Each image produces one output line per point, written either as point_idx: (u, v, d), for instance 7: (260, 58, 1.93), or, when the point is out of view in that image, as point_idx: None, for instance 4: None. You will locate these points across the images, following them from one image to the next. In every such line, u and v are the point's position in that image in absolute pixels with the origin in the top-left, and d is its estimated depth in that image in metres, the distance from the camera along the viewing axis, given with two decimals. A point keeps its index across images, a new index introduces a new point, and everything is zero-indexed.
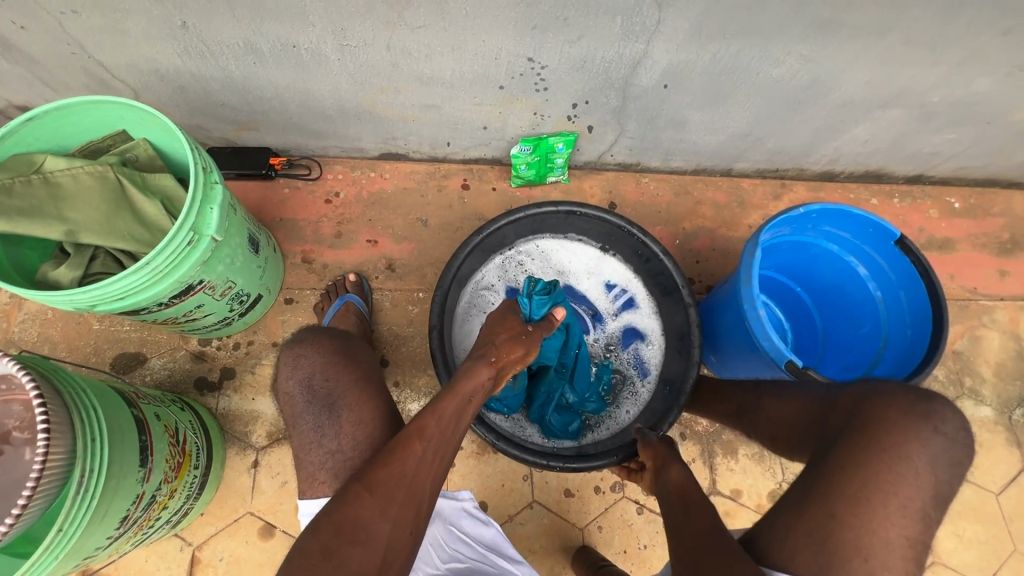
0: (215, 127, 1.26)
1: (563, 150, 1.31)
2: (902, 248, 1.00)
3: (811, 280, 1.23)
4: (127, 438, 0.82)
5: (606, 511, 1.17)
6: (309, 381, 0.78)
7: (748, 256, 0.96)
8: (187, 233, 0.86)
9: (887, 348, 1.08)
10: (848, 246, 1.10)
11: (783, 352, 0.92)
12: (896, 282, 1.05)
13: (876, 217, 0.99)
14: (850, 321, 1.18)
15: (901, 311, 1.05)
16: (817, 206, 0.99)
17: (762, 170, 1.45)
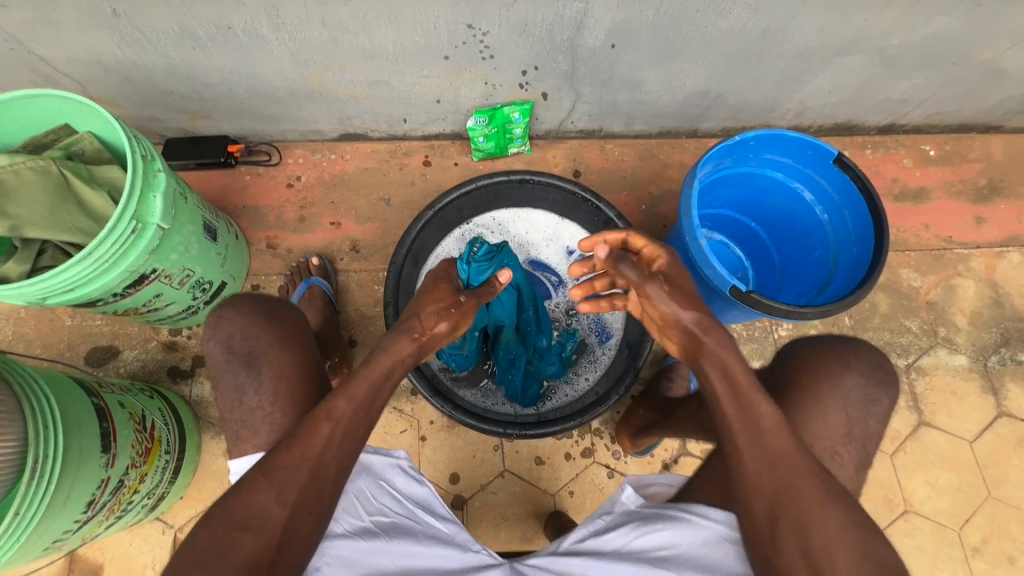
0: (170, 118, 1.26)
1: (520, 120, 1.30)
2: (841, 166, 1.01)
3: (763, 213, 1.21)
4: (86, 425, 0.84)
5: (577, 476, 1.19)
6: (228, 341, 0.79)
7: (687, 188, 0.97)
8: (130, 221, 0.87)
9: (836, 269, 1.07)
10: (791, 173, 1.09)
11: (726, 280, 0.93)
12: (839, 202, 1.05)
13: (811, 137, 1.00)
14: (802, 247, 1.16)
15: (847, 230, 1.05)
16: (752, 132, 1.00)
17: (728, 128, 1.43)
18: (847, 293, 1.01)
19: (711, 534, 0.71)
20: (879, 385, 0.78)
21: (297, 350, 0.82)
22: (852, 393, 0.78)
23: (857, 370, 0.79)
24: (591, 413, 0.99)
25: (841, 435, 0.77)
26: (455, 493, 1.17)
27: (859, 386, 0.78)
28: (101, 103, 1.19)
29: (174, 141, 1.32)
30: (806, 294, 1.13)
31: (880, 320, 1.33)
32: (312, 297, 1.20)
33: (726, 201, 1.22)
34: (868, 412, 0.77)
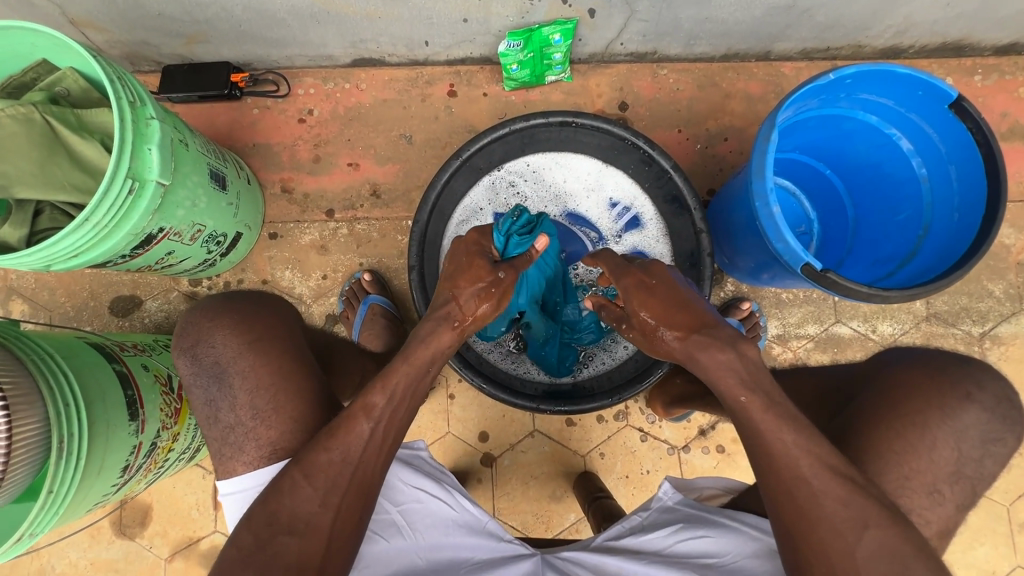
0: (164, 42, 1.12)
1: (560, 43, 1.11)
2: (957, 112, 0.83)
3: (843, 161, 1.04)
4: (110, 396, 0.82)
5: (608, 439, 1.16)
6: (194, 352, 0.75)
7: (764, 141, 0.82)
8: (125, 181, 0.77)
9: (928, 235, 0.92)
10: (889, 117, 0.91)
11: (800, 255, 0.80)
12: (945, 156, 0.88)
13: (925, 74, 0.81)
14: (886, 205, 1.00)
15: (949, 190, 0.89)
16: (852, 69, 0.82)
17: (808, 50, 1.20)
18: (938, 269, 0.88)
19: (763, 545, 0.67)
20: (1002, 422, 0.69)
21: (274, 348, 0.76)
22: (969, 430, 0.68)
23: (980, 403, 0.69)
24: (629, 391, 0.93)
25: (947, 473, 0.68)
26: (484, 451, 1.16)
27: (979, 424, 0.68)
28: (86, 27, 1.06)
29: (172, 69, 1.18)
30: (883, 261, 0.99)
31: (959, 283, 1.19)
32: (374, 317, 1.12)
33: (801, 146, 1.05)
34: (986, 452, 0.68)
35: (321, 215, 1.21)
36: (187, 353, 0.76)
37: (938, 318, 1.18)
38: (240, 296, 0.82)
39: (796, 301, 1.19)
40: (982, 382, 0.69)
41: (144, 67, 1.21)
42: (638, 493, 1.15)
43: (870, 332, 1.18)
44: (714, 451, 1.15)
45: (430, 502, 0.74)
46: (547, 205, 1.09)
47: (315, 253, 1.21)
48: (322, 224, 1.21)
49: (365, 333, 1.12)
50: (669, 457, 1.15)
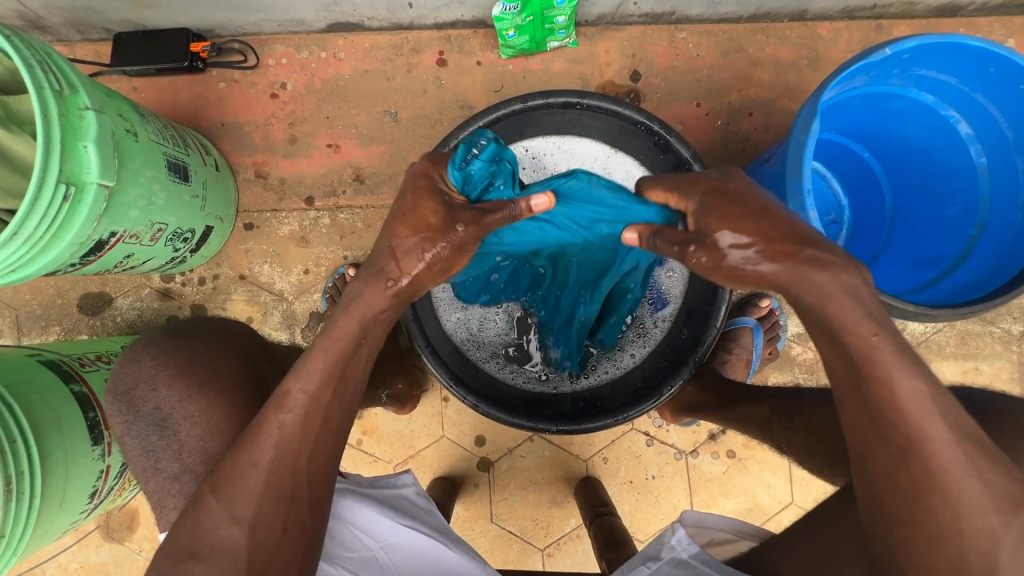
0: (110, 7, 0.98)
1: (564, 4, 0.96)
2: None
3: (886, 145, 0.92)
4: (67, 423, 0.75)
5: (612, 443, 1.10)
6: (133, 396, 0.76)
7: (804, 132, 0.70)
8: (59, 186, 0.67)
9: (983, 235, 0.81)
10: (948, 96, 0.79)
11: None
12: (1013, 145, 0.77)
13: (1006, 47, 0.68)
14: (933, 196, 0.88)
15: (1013, 185, 0.78)
16: (914, 42, 0.68)
17: (850, 8, 1.04)
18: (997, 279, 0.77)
19: None
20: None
21: (221, 388, 0.76)
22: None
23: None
24: (636, 409, 0.83)
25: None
26: (480, 455, 1.10)
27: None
28: None
29: (124, 38, 1.05)
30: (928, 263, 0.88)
31: None
32: None
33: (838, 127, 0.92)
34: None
35: (300, 203, 1.10)
36: (124, 397, 0.76)
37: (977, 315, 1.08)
38: (191, 331, 0.84)
39: None
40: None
41: (94, 35, 1.07)
42: (642, 499, 1.09)
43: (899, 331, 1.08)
44: (723, 456, 1.09)
45: (417, 538, 0.74)
46: None
47: (295, 245, 1.11)
48: (301, 213, 1.11)
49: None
50: (676, 462, 1.09)
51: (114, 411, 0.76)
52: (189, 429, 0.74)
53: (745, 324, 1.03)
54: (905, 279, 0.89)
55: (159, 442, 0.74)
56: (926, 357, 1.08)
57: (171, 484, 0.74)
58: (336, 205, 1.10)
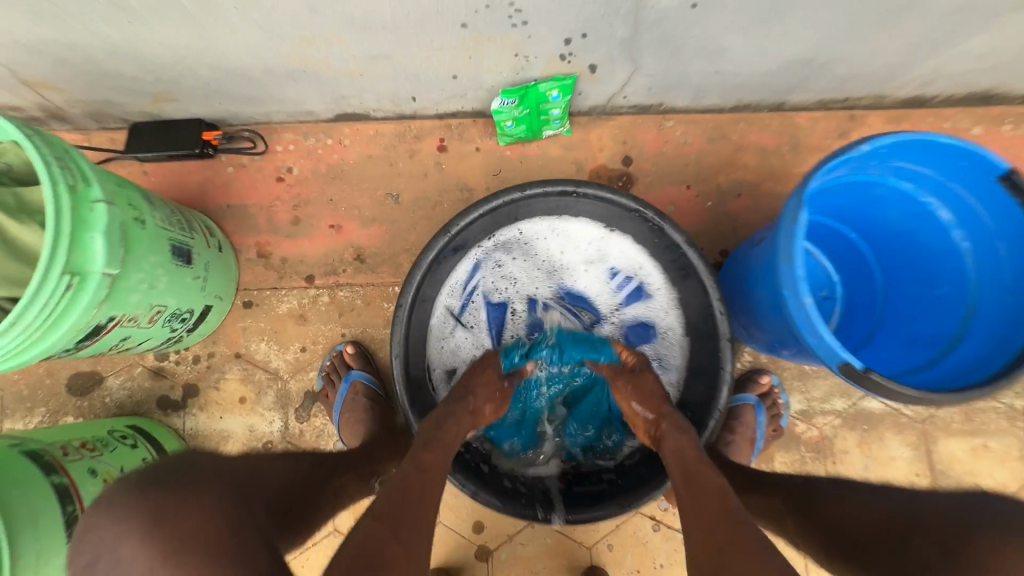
0: (128, 101, 1.03)
1: (560, 99, 1.02)
2: (1009, 186, 0.73)
3: (873, 225, 0.95)
4: (44, 518, 0.72)
5: (617, 528, 1.05)
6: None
7: (790, 220, 0.72)
8: (62, 277, 0.68)
9: (975, 316, 0.81)
10: (926, 185, 0.82)
11: (835, 352, 0.69)
12: (993, 230, 0.78)
13: (971, 142, 0.72)
14: (923, 276, 0.90)
15: (997, 268, 0.79)
16: (889, 139, 0.72)
17: (826, 101, 1.11)
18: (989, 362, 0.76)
19: None
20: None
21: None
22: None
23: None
24: (644, 498, 0.80)
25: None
26: (479, 543, 1.05)
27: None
28: (42, 88, 0.97)
29: (140, 126, 1.10)
30: (925, 343, 0.88)
31: None
32: (356, 396, 1.03)
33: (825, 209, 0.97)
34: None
35: (300, 281, 1.12)
36: None
37: None
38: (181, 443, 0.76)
39: (821, 372, 1.08)
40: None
41: (110, 124, 1.12)
42: None
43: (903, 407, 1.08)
44: None
45: None
46: (542, 275, 1.00)
47: (293, 323, 1.11)
48: (301, 291, 1.11)
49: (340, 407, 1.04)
50: None
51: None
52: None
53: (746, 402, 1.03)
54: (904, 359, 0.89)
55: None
56: (932, 434, 1.07)
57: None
58: (338, 285, 1.11)
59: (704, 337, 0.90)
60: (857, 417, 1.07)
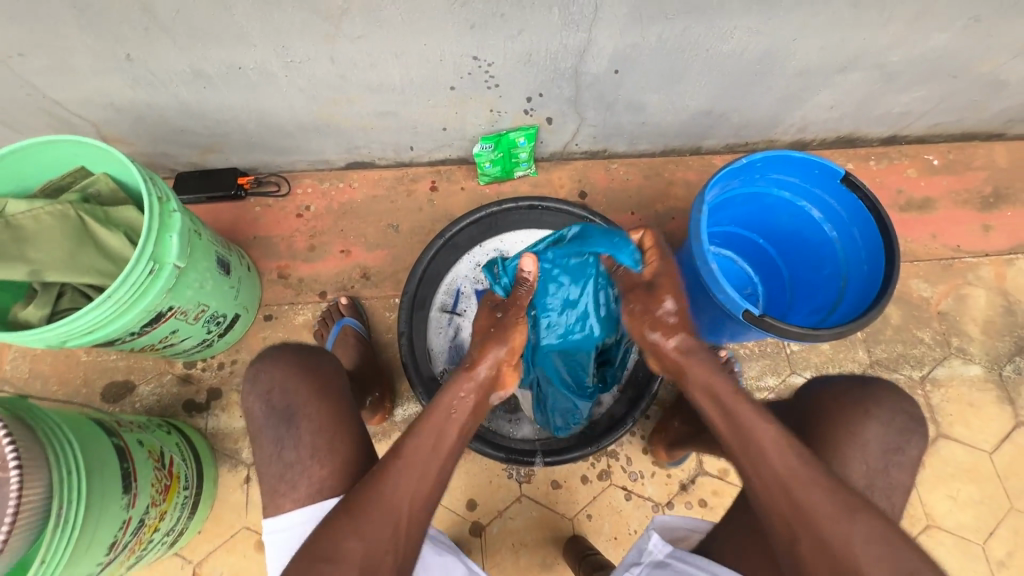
0: (181, 153, 1.29)
1: (526, 145, 1.32)
2: (850, 184, 1.02)
3: (769, 229, 1.23)
4: (108, 467, 0.85)
5: (594, 499, 1.19)
6: (270, 398, 0.84)
7: (697, 213, 0.98)
8: (146, 263, 0.88)
9: (848, 286, 1.08)
10: (799, 192, 1.11)
11: (739, 303, 0.93)
12: (847, 220, 1.07)
13: (818, 156, 1.02)
14: (811, 264, 1.18)
15: (856, 248, 1.07)
16: (760, 154, 1.01)
17: (732, 145, 1.44)
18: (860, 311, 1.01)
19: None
20: (917, 456, 0.77)
21: (336, 396, 0.87)
22: (885, 466, 0.76)
23: (896, 439, 0.77)
24: (608, 438, 1.04)
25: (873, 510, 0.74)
26: (472, 520, 1.17)
27: (893, 457, 0.76)
28: (114, 142, 1.22)
29: (185, 175, 1.34)
30: (818, 311, 1.13)
31: (892, 332, 1.33)
32: (345, 337, 1.23)
33: (733, 220, 1.24)
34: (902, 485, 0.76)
35: (314, 296, 1.32)
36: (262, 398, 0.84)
37: (881, 365, 1.31)
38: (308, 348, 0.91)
39: (754, 355, 1.31)
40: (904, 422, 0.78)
41: (159, 174, 1.36)
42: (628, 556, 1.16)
43: None
44: (696, 506, 1.19)
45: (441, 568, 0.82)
46: None
47: (307, 332, 1.29)
48: (315, 305, 1.31)
49: (338, 354, 1.22)
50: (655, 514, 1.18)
51: (254, 409, 0.84)
52: (305, 421, 0.82)
53: None
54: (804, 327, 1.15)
55: (286, 434, 0.82)
56: None
57: (287, 470, 0.80)
58: (348, 296, 1.32)
59: None
60: (787, 392, 1.27)
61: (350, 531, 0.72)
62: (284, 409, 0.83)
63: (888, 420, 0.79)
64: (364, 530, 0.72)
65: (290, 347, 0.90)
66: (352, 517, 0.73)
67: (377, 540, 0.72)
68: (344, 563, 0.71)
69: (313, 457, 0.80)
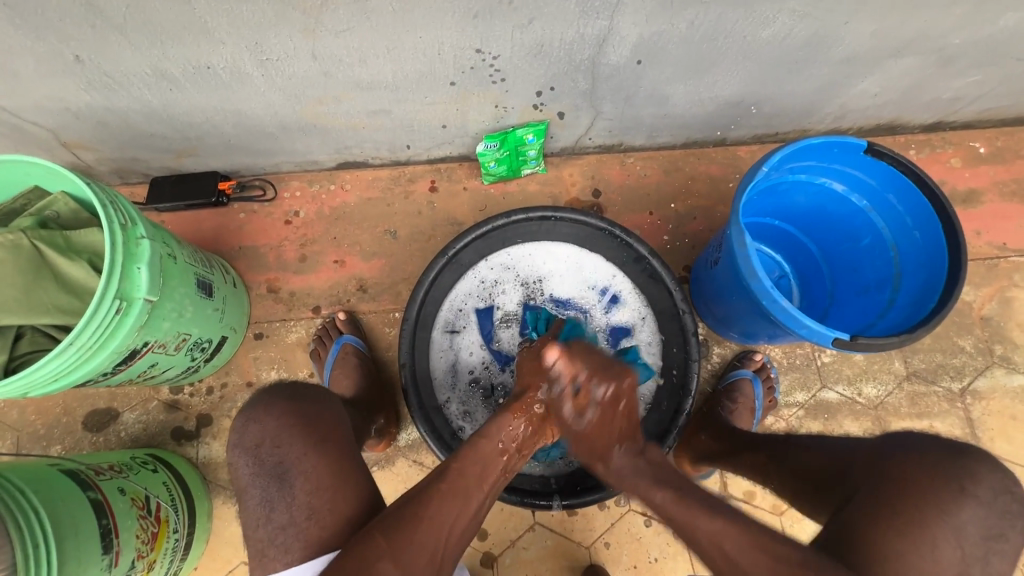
0: (153, 158, 1.16)
1: (534, 141, 1.19)
2: (875, 155, 0.92)
3: (789, 210, 1.13)
4: (84, 527, 0.77)
5: (612, 526, 1.12)
6: (258, 452, 0.74)
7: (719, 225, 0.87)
8: (113, 302, 0.77)
9: (900, 254, 0.99)
10: (817, 171, 1.00)
11: (798, 315, 0.84)
12: (879, 188, 0.97)
13: (836, 136, 0.91)
14: (844, 235, 1.09)
15: (895, 214, 0.97)
16: (777, 155, 0.90)
17: (760, 135, 1.31)
18: (926, 297, 0.92)
19: None
20: (1003, 517, 0.65)
21: (335, 446, 0.75)
22: (968, 525, 0.64)
23: (976, 497, 0.65)
24: None
25: (954, 574, 0.62)
26: (483, 550, 1.11)
27: (977, 517, 0.64)
28: (77, 148, 1.09)
29: (160, 181, 1.22)
30: (873, 290, 1.04)
31: (931, 340, 1.23)
32: (345, 356, 1.13)
33: (751, 213, 1.13)
34: (990, 550, 0.64)
35: (307, 311, 1.22)
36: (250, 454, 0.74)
37: (919, 377, 1.22)
38: (307, 393, 0.81)
39: (782, 368, 1.22)
40: (977, 472, 0.67)
41: (132, 180, 1.24)
42: None
43: (857, 396, 1.20)
44: None
45: None
46: (529, 292, 1.13)
47: (302, 351, 1.20)
48: (309, 321, 1.22)
49: (338, 374, 1.13)
50: (676, 542, 1.11)
51: (240, 466, 0.74)
52: (300, 481, 0.71)
53: (743, 376, 1.14)
54: (863, 309, 1.05)
55: (278, 494, 0.72)
56: (885, 418, 1.19)
57: (278, 535, 0.70)
58: (345, 310, 1.22)
59: (674, 334, 1.04)
60: (817, 408, 1.19)
61: (388, 553, 0.62)
62: (275, 467, 0.73)
63: (966, 472, 0.67)
64: (401, 557, 0.62)
65: (282, 392, 0.80)
66: (391, 542, 0.63)
67: (414, 568, 0.63)
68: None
69: (307, 523, 0.70)
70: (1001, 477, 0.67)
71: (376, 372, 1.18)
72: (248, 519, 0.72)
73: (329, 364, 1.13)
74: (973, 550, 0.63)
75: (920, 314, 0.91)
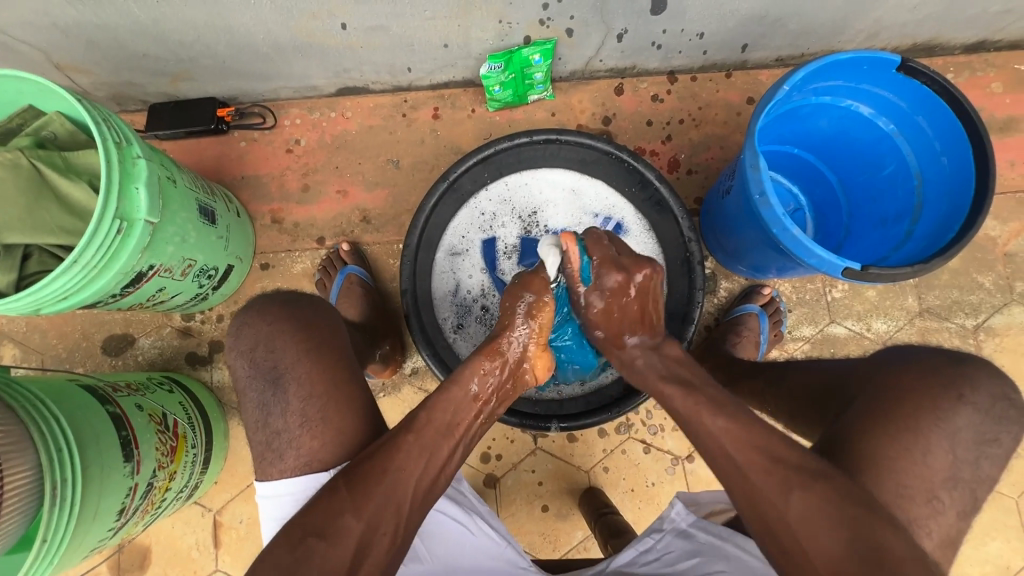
0: (148, 82, 1.13)
1: (541, 63, 1.12)
2: (906, 73, 0.85)
3: (810, 136, 1.06)
4: (105, 437, 0.81)
5: (611, 452, 1.15)
6: (253, 355, 0.77)
7: (750, 149, 0.84)
8: (113, 221, 0.78)
9: (923, 183, 0.94)
10: (842, 92, 0.93)
11: (809, 249, 0.81)
12: (908, 110, 0.91)
13: (867, 51, 0.83)
14: (867, 162, 1.03)
15: (924, 139, 0.91)
16: (801, 74, 0.84)
17: (784, 57, 1.22)
18: (947, 229, 0.88)
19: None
20: (998, 422, 0.66)
21: (324, 357, 0.76)
22: (963, 431, 0.65)
23: (972, 404, 0.65)
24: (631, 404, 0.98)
25: (933, 482, 0.64)
26: (486, 472, 1.15)
27: (972, 424, 0.65)
28: (71, 70, 1.07)
29: (158, 107, 1.19)
30: (892, 221, 1.00)
31: (949, 277, 1.20)
32: (350, 285, 1.15)
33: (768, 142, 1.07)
34: (981, 455, 0.65)
35: (312, 242, 1.22)
36: (247, 354, 0.77)
37: (931, 314, 1.19)
38: (297, 300, 0.82)
39: (790, 304, 1.20)
40: (973, 378, 0.67)
41: (130, 107, 1.22)
42: (644, 507, 1.14)
43: (865, 331, 1.18)
44: None
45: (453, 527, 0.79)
46: (531, 224, 1.12)
47: (308, 282, 1.22)
48: (314, 252, 1.22)
49: (345, 304, 1.14)
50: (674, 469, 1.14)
51: (240, 367, 0.77)
52: (300, 385, 0.74)
53: (749, 311, 1.12)
54: (878, 240, 1.02)
55: (273, 399, 0.75)
56: None
57: (279, 438, 0.74)
58: (349, 242, 1.21)
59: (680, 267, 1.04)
60: (824, 342, 1.18)
61: (351, 507, 0.64)
62: (270, 370, 0.76)
63: (964, 379, 0.67)
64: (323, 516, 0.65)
65: (268, 298, 0.81)
66: (354, 492, 0.65)
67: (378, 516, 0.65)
68: (354, 531, 0.63)
69: (284, 438, 0.74)
70: (997, 384, 0.67)
71: (380, 302, 1.18)
72: (261, 419, 0.75)
73: (333, 293, 1.14)
74: (962, 455, 0.64)
75: (939, 243, 0.87)
